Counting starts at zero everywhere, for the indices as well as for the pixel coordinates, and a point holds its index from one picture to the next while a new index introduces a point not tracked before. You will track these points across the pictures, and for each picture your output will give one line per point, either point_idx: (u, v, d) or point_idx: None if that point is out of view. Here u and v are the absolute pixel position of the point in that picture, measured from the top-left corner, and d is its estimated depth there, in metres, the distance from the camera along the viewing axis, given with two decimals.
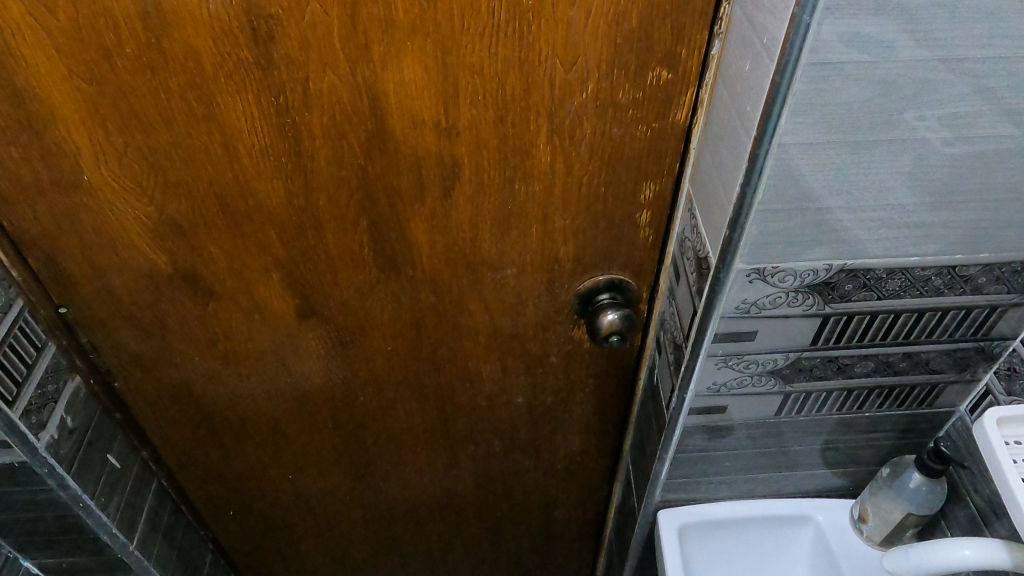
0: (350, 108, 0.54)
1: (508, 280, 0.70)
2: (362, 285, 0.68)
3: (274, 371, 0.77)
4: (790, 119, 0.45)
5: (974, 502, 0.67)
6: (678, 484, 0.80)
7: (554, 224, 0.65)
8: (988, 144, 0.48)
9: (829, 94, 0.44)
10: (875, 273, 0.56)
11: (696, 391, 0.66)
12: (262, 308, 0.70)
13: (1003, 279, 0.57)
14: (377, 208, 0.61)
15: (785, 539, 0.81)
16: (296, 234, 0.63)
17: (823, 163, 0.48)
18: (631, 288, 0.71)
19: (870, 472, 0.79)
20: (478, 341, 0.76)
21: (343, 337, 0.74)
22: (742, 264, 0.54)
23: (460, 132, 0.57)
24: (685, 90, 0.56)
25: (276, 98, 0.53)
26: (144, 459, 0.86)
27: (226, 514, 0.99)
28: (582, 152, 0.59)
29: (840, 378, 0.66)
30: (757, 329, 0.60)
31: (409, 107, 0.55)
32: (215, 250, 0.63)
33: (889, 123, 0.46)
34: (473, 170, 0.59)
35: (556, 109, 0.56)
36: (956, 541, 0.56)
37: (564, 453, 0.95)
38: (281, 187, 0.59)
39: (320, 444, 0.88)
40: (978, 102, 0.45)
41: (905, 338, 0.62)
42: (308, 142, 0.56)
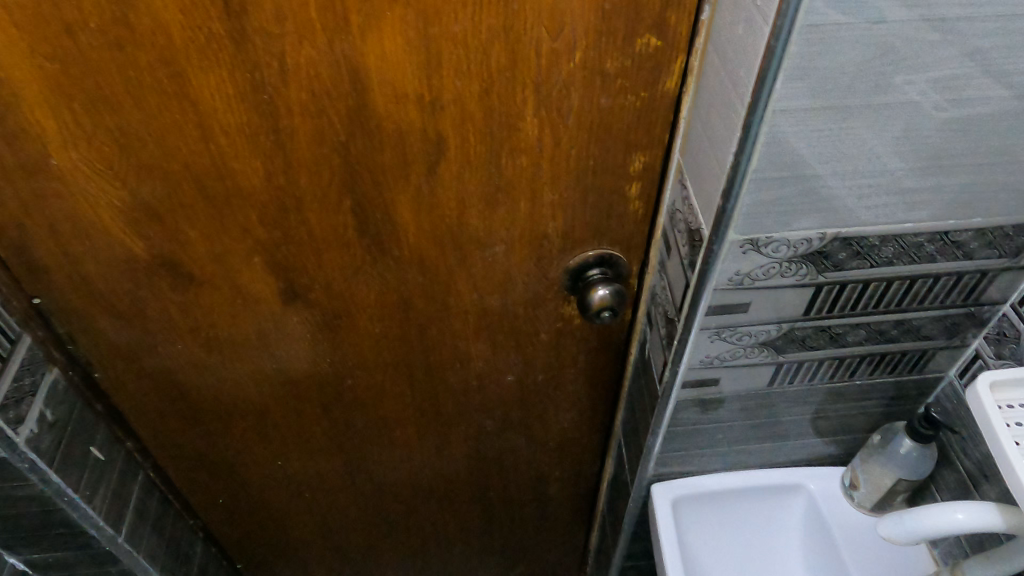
0: (329, 82, 0.52)
1: (497, 258, 0.68)
2: (346, 267, 0.67)
3: (260, 357, 0.76)
4: (785, 84, 0.44)
5: (964, 466, 0.68)
6: (671, 458, 0.80)
7: (542, 199, 0.63)
8: (983, 106, 0.47)
9: (825, 57, 0.43)
10: (868, 241, 0.55)
11: (688, 364, 0.66)
12: (244, 294, 0.68)
13: (994, 243, 0.57)
14: (360, 186, 0.60)
15: (777, 508, 0.82)
16: (277, 216, 0.61)
17: (816, 130, 0.47)
18: (622, 263, 0.70)
19: (860, 439, 0.80)
20: (467, 321, 0.75)
21: (328, 320, 0.72)
22: (735, 235, 0.53)
23: (444, 106, 0.55)
24: (674, 58, 0.54)
25: (251, 73, 0.51)
26: (129, 449, 0.84)
27: (215, 502, 0.98)
28: (569, 124, 0.58)
29: (833, 347, 0.66)
30: (751, 301, 0.59)
31: (390, 81, 0.53)
32: (194, 234, 0.61)
33: (884, 87, 0.45)
34: (458, 145, 0.58)
35: (542, 80, 0.54)
36: (949, 505, 0.56)
37: (556, 429, 0.94)
38: (259, 167, 0.57)
39: (309, 428, 0.87)
40: (972, 64, 0.44)
41: (897, 305, 0.62)
42: (286, 119, 0.54)
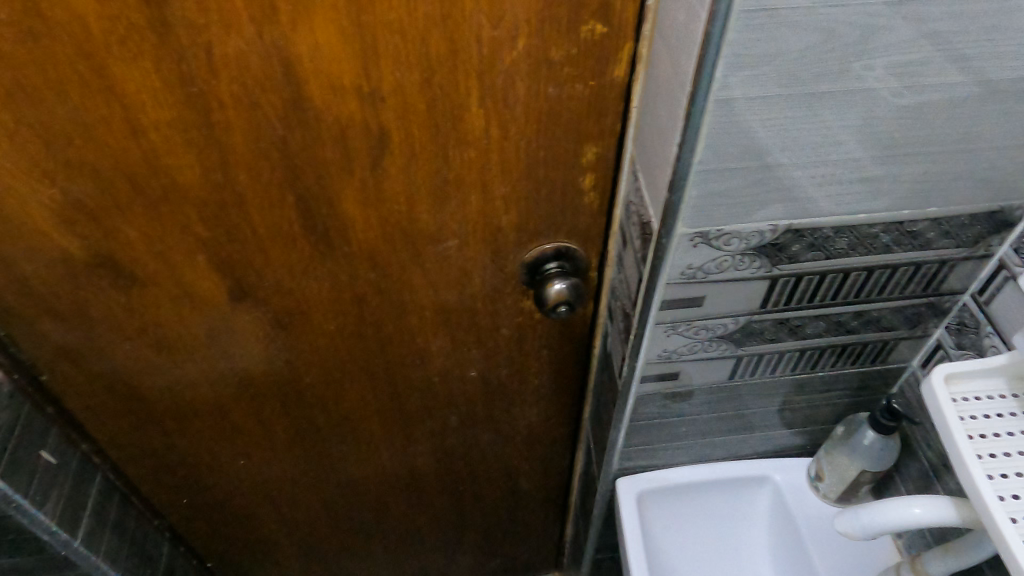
0: (261, 73, 0.50)
1: (451, 253, 0.67)
2: (295, 264, 0.65)
3: (213, 357, 0.74)
4: (726, 72, 0.42)
5: (926, 457, 0.68)
6: (636, 452, 0.78)
7: (493, 192, 0.61)
8: (935, 92, 0.45)
9: (768, 44, 0.41)
10: (822, 231, 0.54)
11: (646, 359, 0.65)
12: (190, 293, 0.66)
13: (951, 233, 0.55)
14: (302, 181, 0.58)
15: (744, 500, 0.81)
16: (218, 213, 0.59)
17: (764, 119, 0.45)
18: (580, 257, 0.69)
19: (826, 430, 0.79)
20: (424, 317, 0.74)
21: (281, 318, 0.70)
22: (685, 228, 0.51)
23: (384, 97, 0.53)
24: (622, 45, 0.53)
25: (178, 65, 0.49)
26: (85, 452, 0.83)
27: (180, 503, 0.96)
28: (516, 114, 0.56)
29: (793, 339, 0.65)
30: (705, 294, 0.58)
31: (326, 71, 0.51)
32: (133, 233, 0.59)
33: (831, 75, 0.43)
34: (402, 138, 0.56)
35: (485, 69, 0.52)
36: (905, 499, 0.55)
37: (523, 423, 0.93)
38: (194, 162, 0.55)
39: (270, 426, 0.86)
40: (921, 48, 0.43)
41: (855, 296, 0.61)
42: (219, 113, 0.52)
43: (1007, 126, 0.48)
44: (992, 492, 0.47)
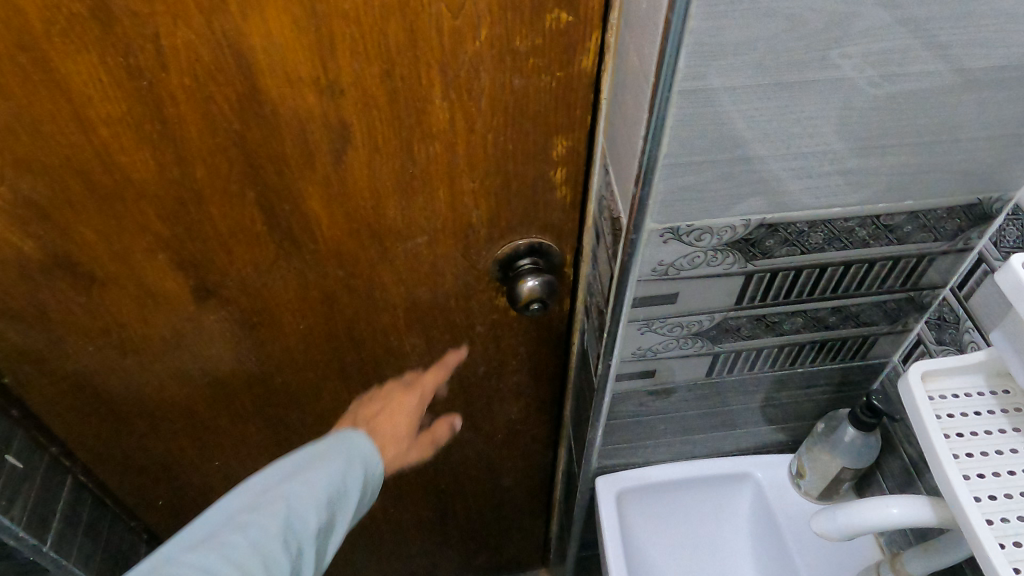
0: (213, 65, 0.48)
1: (421, 249, 0.65)
2: (260, 262, 0.63)
3: (181, 357, 0.72)
4: (690, 63, 0.40)
5: (907, 453, 0.67)
6: (615, 450, 0.77)
7: (462, 187, 0.60)
8: (908, 81, 0.44)
9: (734, 32, 0.39)
10: (796, 226, 0.52)
11: (620, 356, 0.63)
12: (153, 293, 0.64)
13: (929, 226, 0.54)
14: (262, 176, 0.56)
15: (725, 497, 0.80)
16: (176, 211, 0.57)
17: (732, 111, 0.44)
18: (554, 252, 0.67)
19: (808, 426, 0.78)
20: (397, 315, 0.72)
21: (248, 317, 0.69)
22: (653, 224, 0.50)
23: (343, 90, 0.51)
24: (589, 34, 0.51)
25: (124, 58, 0.47)
26: (53, 455, 0.81)
27: (155, 504, 0.94)
28: (482, 107, 0.54)
29: (770, 335, 0.64)
30: (679, 291, 0.57)
31: (280, 63, 0.49)
32: (88, 232, 0.57)
33: (800, 64, 0.42)
34: (364, 131, 0.54)
35: (448, 60, 0.50)
36: (883, 499, 0.54)
37: (503, 421, 0.92)
38: (149, 158, 0.53)
39: (243, 426, 0.84)
40: (894, 36, 0.41)
41: (833, 292, 0.59)
42: (171, 107, 0.50)
43: (985, 117, 0.46)
44: (968, 492, 0.46)
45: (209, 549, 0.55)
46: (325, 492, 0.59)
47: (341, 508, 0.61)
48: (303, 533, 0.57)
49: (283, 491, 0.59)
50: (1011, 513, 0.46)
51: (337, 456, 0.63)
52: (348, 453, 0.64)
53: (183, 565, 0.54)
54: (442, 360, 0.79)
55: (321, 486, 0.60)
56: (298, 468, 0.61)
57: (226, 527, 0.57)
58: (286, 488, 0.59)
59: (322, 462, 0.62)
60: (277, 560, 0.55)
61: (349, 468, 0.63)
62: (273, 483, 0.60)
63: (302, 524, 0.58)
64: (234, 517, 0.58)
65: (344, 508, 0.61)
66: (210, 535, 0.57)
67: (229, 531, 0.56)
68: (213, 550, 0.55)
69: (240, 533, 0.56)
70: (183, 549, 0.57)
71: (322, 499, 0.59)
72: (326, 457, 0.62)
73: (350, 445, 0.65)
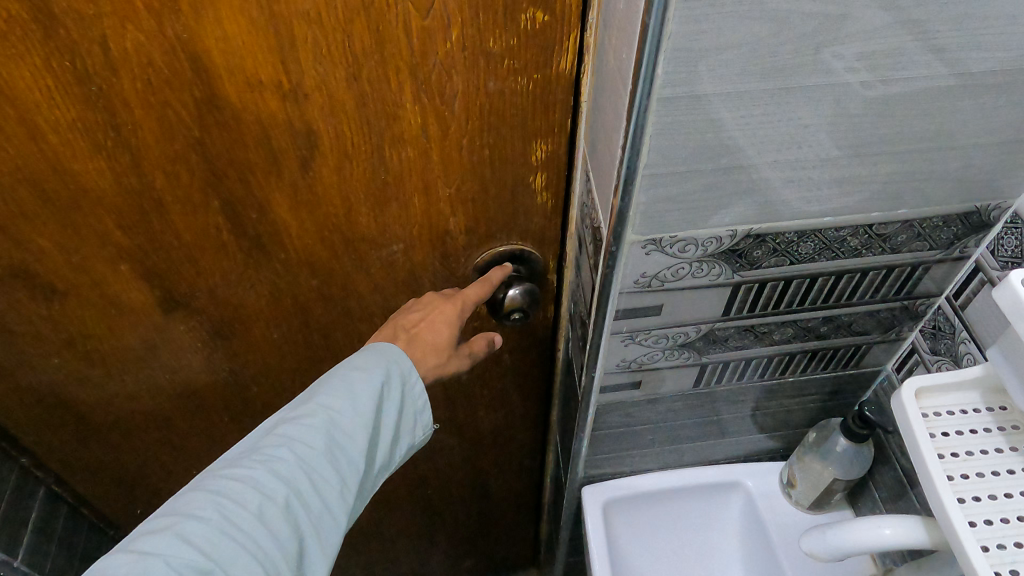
0: (167, 69, 0.45)
1: (397, 257, 0.63)
2: (229, 271, 0.61)
3: (151, 367, 0.69)
4: (669, 69, 0.38)
5: (900, 464, 0.65)
6: (602, 459, 0.75)
7: (437, 193, 0.57)
8: (902, 86, 0.41)
9: (716, 37, 0.37)
10: (785, 236, 0.50)
11: (604, 368, 0.61)
12: (117, 303, 0.61)
13: (924, 235, 0.52)
14: (227, 184, 0.53)
15: (715, 505, 0.78)
16: (137, 220, 0.54)
17: (715, 118, 0.41)
18: (536, 259, 0.65)
19: (799, 433, 0.76)
20: (374, 323, 0.70)
21: (219, 325, 0.66)
22: (635, 235, 0.47)
23: (307, 94, 0.48)
24: (567, 34, 0.48)
25: (71, 62, 0.44)
26: (24, 467, 0.78)
27: (133, 513, 0.92)
28: (456, 111, 0.51)
29: (760, 345, 0.61)
30: (663, 303, 0.54)
31: (239, 67, 0.46)
32: (45, 242, 0.55)
33: (787, 70, 0.39)
34: (332, 137, 0.51)
35: (417, 62, 0.48)
36: (876, 519, 0.52)
37: (488, 427, 0.90)
38: (104, 166, 0.50)
39: (220, 434, 0.82)
40: (886, 38, 0.39)
41: (824, 301, 0.57)
42: (124, 113, 0.47)
43: (982, 123, 0.44)
44: (962, 516, 0.44)
45: (253, 462, 0.52)
46: (369, 407, 0.55)
47: (382, 422, 0.57)
48: (349, 448, 0.54)
49: (325, 403, 0.54)
50: (1007, 539, 0.43)
51: (378, 365, 0.57)
52: (391, 361, 0.58)
53: (226, 478, 0.51)
54: (489, 273, 0.64)
55: (365, 401, 0.55)
56: (337, 380, 0.56)
57: (267, 440, 0.53)
58: (328, 402, 0.55)
59: (364, 375, 0.56)
60: (322, 476, 0.53)
61: (390, 379, 0.58)
62: (312, 393, 0.56)
63: (346, 440, 0.54)
64: (274, 428, 0.54)
65: (385, 424, 0.57)
66: (253, 446, 0.53)
67: (271, 443, 0.53)
68: (257, 464, 0.51)
69: (283, 447, 0.52)
70: (225, 461, 0.54)
71: (367, 414, 0.55)
72: (367, 368, 0.57)
73: (392, 354, 0.59)
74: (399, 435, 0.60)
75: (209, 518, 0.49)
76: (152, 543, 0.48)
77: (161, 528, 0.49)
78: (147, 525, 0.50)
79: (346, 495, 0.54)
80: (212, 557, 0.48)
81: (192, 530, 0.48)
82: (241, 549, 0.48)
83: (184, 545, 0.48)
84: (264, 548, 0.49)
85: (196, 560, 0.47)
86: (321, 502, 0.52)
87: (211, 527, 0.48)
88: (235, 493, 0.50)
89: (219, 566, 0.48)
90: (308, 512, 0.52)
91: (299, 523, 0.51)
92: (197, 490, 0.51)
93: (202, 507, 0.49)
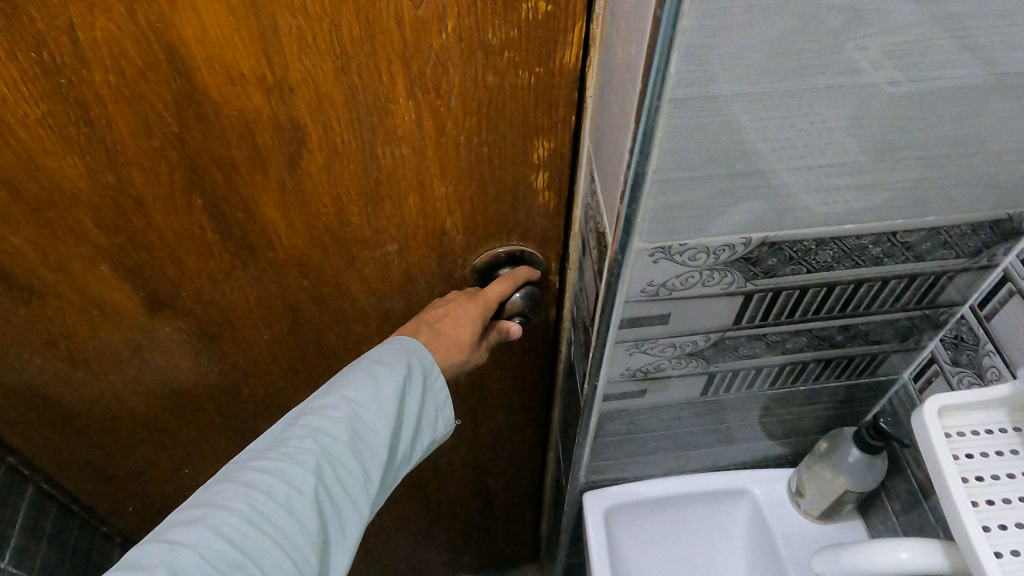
0: (141, 61, 0.42)
1: (391, 257, 0.60)
2: (215, 271, 0.58)
3: (138, 368, 0.67)
4: (683, 69, 0.35)
5: (915, 476, 0.62)
6: (604, 465, 0.73)
7: (433, 192, 0.54)
8: (936, 87, 0.38)
9: (734, 33, 0.33)
10: (803, 244, 0.47)
11: (607, 377, 0.58)
12: (99, 303, 0.59)
13: (951, 243, 0.48)
14: (210, 182, 0.50)
15: (720, 513, 0.76)
16: (116, 219, 0.52)
17: (731, 121, 0.38)
18: (538, 260, 0.62)
19: (809, 440, 0.73)
20: (368, 324, 0.67)
21: (207, 326, 0.64)
22: (642, 243, 0.44)
23: (293, 88, 0.45)
24: (571, 26, 0.45)
25: (37, 53, 0.41)
26: (11, 466, 0.76)
27: (126, 510, 0.90)
28: (452, 106, 0.48)
29: (772, 354, 0.59)
30: (672, 311, 0.51)
31: (220, 58, 0.43)
32: (20, 242, 0.52)
33: (810, 68, 0.36)
34: (321, 133, 0.48)
35: (410, 55, 0.45)
36: (892, 542, 0.50)
37: (487, 427, 0.87)
38: (78, 164, 0.47)
39: (212, 433, 0.79)
40: (920, 35, 0.35)
41: (841, 310, 0.54)
42: (97, 107, 0.44)
43: (1019, 127, 0.40)
44: (987, 546, 0.41)
45: (280, 454, 0.49)
46: (394, 401, 0.53)
47: (406, 415, 0.55)
48: (373, 442, 0.52)
49: (349, 395, 0.52)
50: None
51: (402, 357, 0.55)
52: (415, 353, 0.56)
53: (253, 468, 0.49)
54: (512, 270, 0.61)
55: (390, 393, 0.53)
56: (361, 371, 0.53)
57: (292, 430, 0.51)
58: (351, 394, 0.52)
59: (388, 367, 0.54)
60: (348, 470, 0.50)
61: (414, 372, 0.55)
62: (335, 383, 0.53)
63: (370, 434, 0.52)
64: (298, 417, 0.52)
65: (409, 417, 0.55)
66: (279, 435, 0.51)
67: (296, 433, 0.50)
68: (284, 456, 0.49)
69: (309, 438, 0.50)
70: (250, 451, 0.51)
71: (392, 407, 0.53)
72: (390, 360, 0.54)
73: (415, 345, 0.56)
74: (423, 428, 0.57)
75: (241, 510, 0.47)
76: (183, 535, 0.46)
77: (191, 519, 0.47)
78: (177, 516, 0.48)
79: (371, 489, 0.51)
80: (243, 550, 0.46)
81: (223, 522, 0.46)
82: (272, 544, 0.46)
83: (216, 538, 0.45)
84: (294, 541, 0.47)
85: (228, 554, 0.45)
86: (347, 497, 0.50)
87: (242, 520, 0.46)
88: (263, 485, 0.48)
89: (251, 560, 0.46)
90: (335, 505, 0.50)
91: (327, 516, 0.49)
92: (225, 481, 0.49)
93: (231, 498, 0.47)
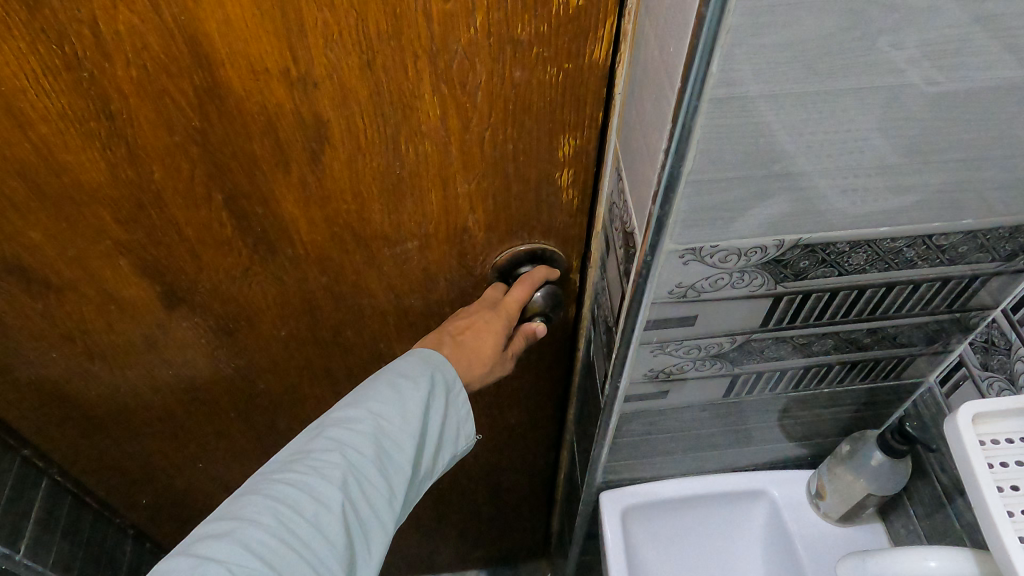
0: (164, 55, 0.41)
1: (411, 254, 0.59)
2: (234, 267, 0.57)
3: (154, 362, 0.67)
4: (723, 67, 0.34)
5: (940, 481, 0.61)
6: (621, 466, 0.72)
7: (455, 189, 0.53)
8: (982, 87, 0.37)
9: (778, 32, 0.32)
10: (837, 246, 0.46)
11: (629, 378, 0.58)
12: (116, 298, 0.58)
13: (987, 246, 0.47)
14: (231, 178, 0.50)
15: (738, 514, 0.75)
16: (136, 214, 0.51)
17: (769, 121, 0.37)
18: (559, 258, 0.61)
19: (830, 442, 0.73)
20: (386, 321, 0.67)
21: (224, 322, 0.63)
22: (672, 245, 0.43)
23: (318, 83, 0.44)
24: (603, 20, 0.44)
25: (59, 45, 0.40)
26: (26, 460, 0.76)
27: (139, 503, 0.90)
28: (478, 102, 0.47)
29: (797, 357, 0.58)
30: (699, 313, 0.50)
31: (243, 52, 0.42)
32: (38, 237, 0.51)
33: (854, 68, 0.35)
34: (345, 129, 0.47)
35: (438, 50, 0.44)
36: (920, 550, 0.49)
37: (502, 423, 0.87)
38: (99, 158, 0.47)
39: (226, 427, 0.79)
40: (969, 34, 0.34)
41: (870, 313, 0.53)
42: (119, 101, 0.43)
43: None
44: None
45: (305, 467, 0.49)
46: (418, 415, 0.52)
47: (429, 429, 0.54)
48: (398, 457, 0.51)
49: (374, 408, 0.52)
50: None
51: (425, 371, 0.54)
52: (438, 366, 0.55)
53: (280, 482, 0.48)
54: (532, 270, 0.61)
55: (415, 407, 0.52)
56: (385, 384, 0.53)
57: (317, 444, 0.50)
58: (377, 408, 0.52)
59: (413, 381, 0.53)
60: (373, 485, 0.50)
61: (438, 386, 0.55)
62: (359, 397, 0.53)
63: (396, 449, 0.51)
64: (322, 429, 0.51)
65: (432, 431, 0.54)
66: (303, 448, 0.50)
67: (322, 447, 0.50)
68: (311, 470, 0.49)
69: (336, 453, 0.49)
70: (274, 464, 0.51)
71: (416, 421, 0.52)
72: (415, 374, 0.54)
73: (437, 358, 0.56)
74: (444, 443, 0.57)
75: (268, 525, 0.46)
76: (210, 549, 0.45)
77: (218, 533, 0.46)
78: (203, 529, 0.48)
79: (396, 504, 0.51)
80: (272, 567, 0.45)
81: (251, 536, 0.46)
82: (300, 561, 0.46)
83: (244, 553, 0.45)
84: (321, 558, 0.46)
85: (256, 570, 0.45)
86: (373, 512, 0.50)
87: (270, 535, 0.46)
88: (290, 499, 0.47)
89: None
90: (361, 521, 0.49)
91: (353, 532, 0.49)
92: (251, 494, 0.48)
93: (259, 512, 0.47)
